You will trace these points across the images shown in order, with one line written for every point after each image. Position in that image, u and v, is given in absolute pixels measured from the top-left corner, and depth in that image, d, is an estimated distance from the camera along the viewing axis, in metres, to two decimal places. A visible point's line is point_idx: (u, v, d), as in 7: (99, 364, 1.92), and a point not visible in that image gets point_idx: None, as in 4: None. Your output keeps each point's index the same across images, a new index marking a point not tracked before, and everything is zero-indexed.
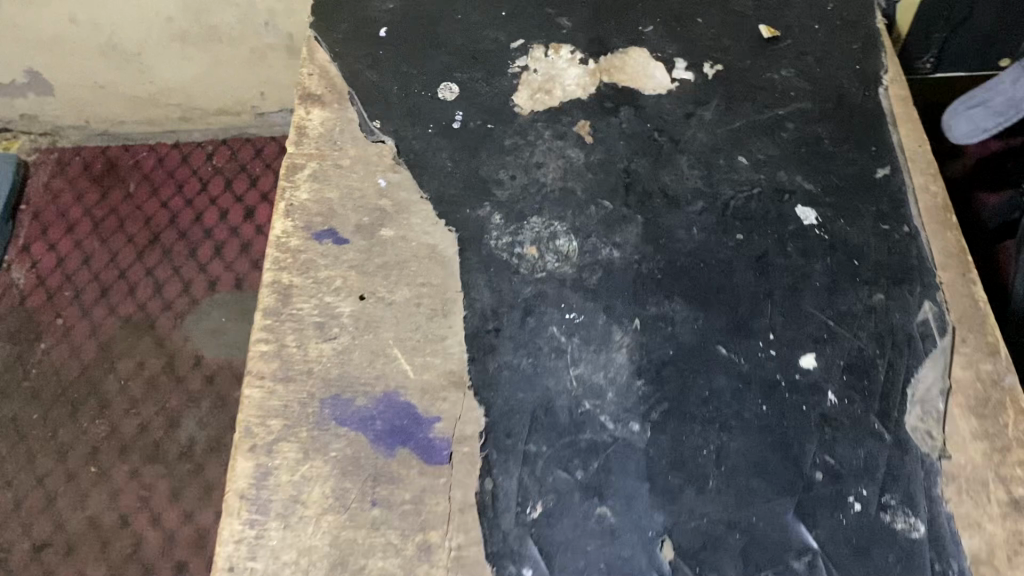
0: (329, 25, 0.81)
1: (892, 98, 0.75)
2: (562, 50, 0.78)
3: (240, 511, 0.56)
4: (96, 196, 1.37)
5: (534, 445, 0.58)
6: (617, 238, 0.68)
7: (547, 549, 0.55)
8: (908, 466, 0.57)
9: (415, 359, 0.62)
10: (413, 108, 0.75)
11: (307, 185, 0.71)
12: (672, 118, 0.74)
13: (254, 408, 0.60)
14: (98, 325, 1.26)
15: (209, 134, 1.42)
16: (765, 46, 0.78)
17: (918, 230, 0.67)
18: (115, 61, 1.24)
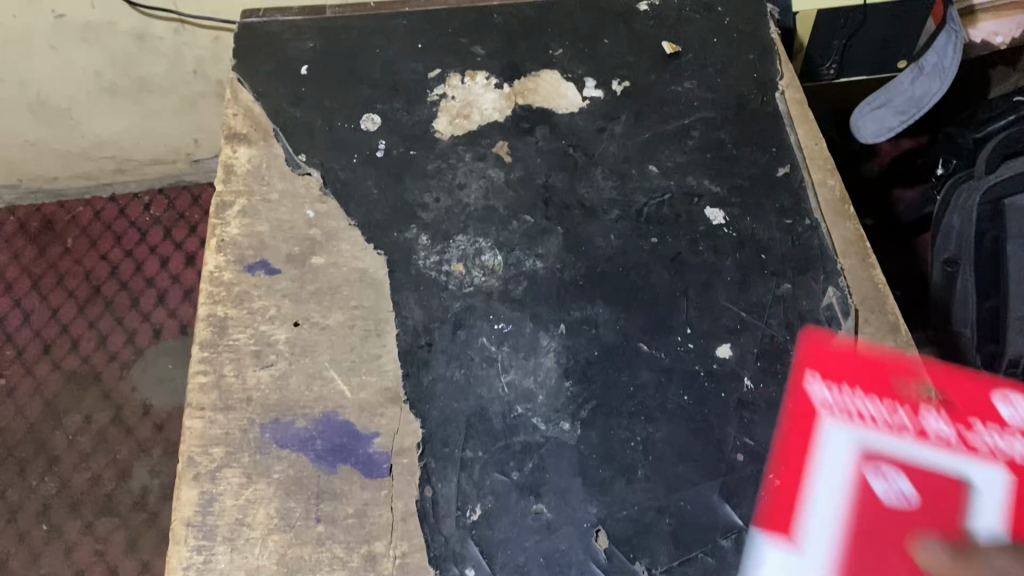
0: (249, 66, 0.81)
1: (788, 101, 0.80)
2: (478, 77, 0.81)
3: (187, 538, 0.59)
4: (32, 254, 1.34)
5: (471, 451, 0.62)
6: (540, 249, 0.71)
7: (489, 548, 0.59)
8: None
9: (352, 379, 0.65)
10: (337, 140, 0.77)
11: (237, 221, 0.73)
12: (585, 134, 0.78)
13: (196, 438, 0.62)
14: (43, 382, 1.24)
15: (145, 184, 1.39)
16: (668, 60, 0.82)
17: (818, 222, 0.71)
18: (44, 118, 1.19)
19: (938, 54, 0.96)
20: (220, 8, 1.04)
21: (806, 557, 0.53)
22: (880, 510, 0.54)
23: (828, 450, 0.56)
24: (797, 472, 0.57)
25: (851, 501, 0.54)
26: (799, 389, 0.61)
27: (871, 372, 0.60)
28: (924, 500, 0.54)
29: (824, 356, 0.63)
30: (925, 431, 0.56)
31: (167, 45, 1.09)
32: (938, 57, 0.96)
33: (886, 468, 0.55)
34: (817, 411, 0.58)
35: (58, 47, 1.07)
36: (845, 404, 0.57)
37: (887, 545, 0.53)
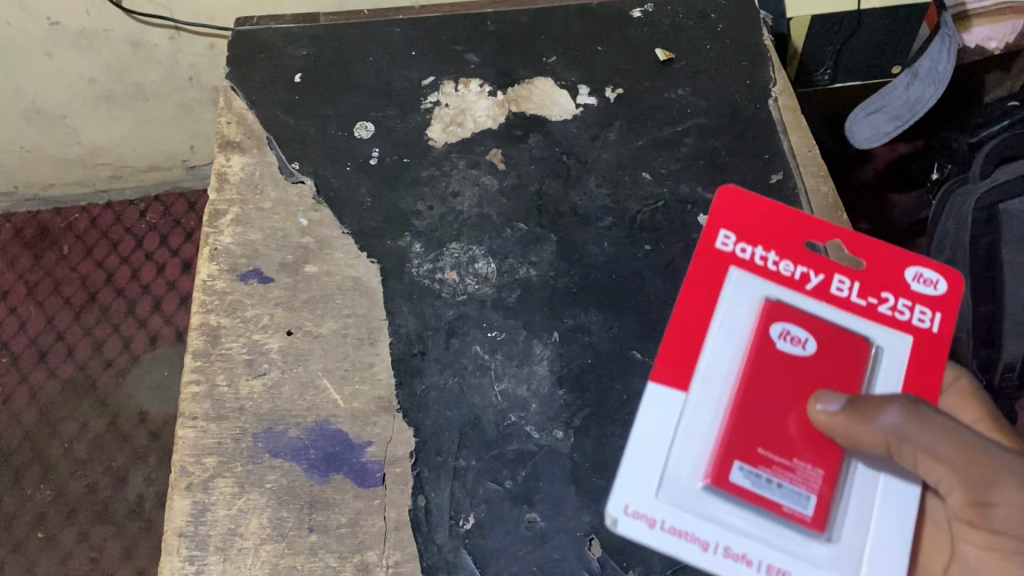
0: (243, 75, 0.81)
1: (782, 108, 0.80)
2: (471, 85, 0.81)
3: (179, 549, 0.59)
4: (28, 261, 1.34)
5: (464, 460, 0.62)
6: (533, 256, 0.71)
7: (482, 558, 0.59)
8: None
9: (344, 388, 0.65)
10: (330, 148, 0.77)
11: (230, 230, 0.73)
12: (579, 141, 0.78)
13: (189, 448, 0.62)
14: (39, 390, 1.24)
15: (141, 191, 1.38)
16: (661, 67, 0.82)
17: None
18: (39, 126, 1.19)
19: (933, 59, 0.97)
20: (214, 15, 1.04)
21: (698, 407, 0.52)
22: (783, 368, 0.52)
23: (736, 297, 0.54)
24: (696, 329, 0.54)
25: (748, 355, 0.52)
26: (710, 252, 0.56)
27: (777, 231, 0.56)
28: (821, 349, 0.52)
29: (744, 212, 0.56)
30: (828, 282, 0.54)
31: (162, 52, 1.09)
32: (932, 63, 0.97)
33: (789, 319, 0.53)
34: (723, 262, 0.55)
35: (53, 54, 1.07)
36: (753, 256, 0.55)
37: (783, 401, 0.51)
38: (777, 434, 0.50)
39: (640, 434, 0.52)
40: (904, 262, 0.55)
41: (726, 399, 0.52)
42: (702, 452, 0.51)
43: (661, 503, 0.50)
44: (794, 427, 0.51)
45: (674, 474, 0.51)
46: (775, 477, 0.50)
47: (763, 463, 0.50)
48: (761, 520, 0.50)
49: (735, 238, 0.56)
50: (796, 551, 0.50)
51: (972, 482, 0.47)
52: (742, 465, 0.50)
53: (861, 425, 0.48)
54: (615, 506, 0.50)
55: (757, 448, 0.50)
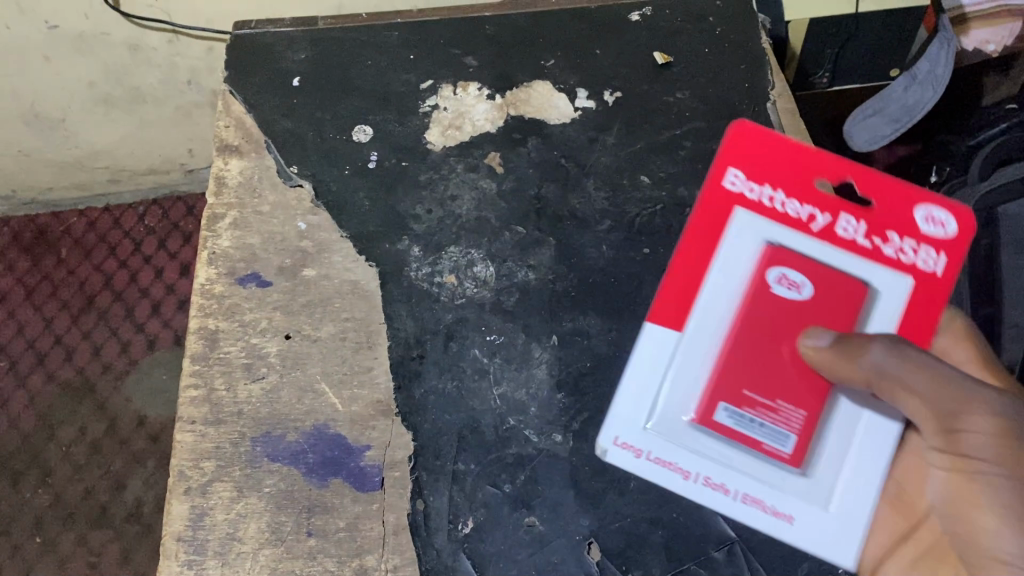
0: (241, 78, 0.81)
1: (780, 112, 0.80)
2: (470, 88, 0.81)
3: (178, 553, 0.59)
4: (27, 265, 1.34)
5: (462, 464, 0.62)
6: (532, 260, 0.71)
7: (480, 562, 0.60)
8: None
9: (343, 392, 0.64)
10: (329, 151, 0.77)
11: (228, 233, 0.73)
12: (577, 145, 0.78)
13: (187, 452, 0.62)
14: (37, 394, 1.24)
15: (139, 194, 1.38)
16: (660, 70, 0.82)
17: None
18: (38, 130, 1.19)
19: (931, 61, 0.96)
20: (214, 19, 1.04)
21: (693, 343, 0.56)
22: (776, 310, 0.55)
23: (738, 238, 0.57)
24: (700, 268, 0.57)
25: (744, 296, 0.56)
26: (717, 190, 0.58)
27: (788, 168, 0.58)
28: (817, 291, 0.55)
29: (755, 151, 0.58)
30: (831, 223, 0.56)
31: (160, 56, 1.09)
32: (930, 65, 0.96)
33: (786, 261, 0.55)
34: (729, 202, 0.58)
35: (51, 58, 1.07)
36: (758, 195, 0.57)
37: (773, 341, 0.55)
38: (762, 373, 0.54)
39: (634, 370, 0.56)
40: (915, 205, 0.56)
41: (718, 340, 0.55)
42: (690, 389, 0.55)
43: (649, 434, 0.55)
44: (781, 366, 0.54)
45: (667, 405, 0.56)
46: (755, 414, 0.54)
47: (747, 400, 0.54)
48: (741, 451, 0.55)
49: (744, 177, 0.58)
50: (772, 477, 0.54)
51: (945, 411, 0.50)
52: (726, 403, 0.54)
53: (846, 362, 0.51)
54: (606, 439, 0.56)
55: (742, 387, 0.54)
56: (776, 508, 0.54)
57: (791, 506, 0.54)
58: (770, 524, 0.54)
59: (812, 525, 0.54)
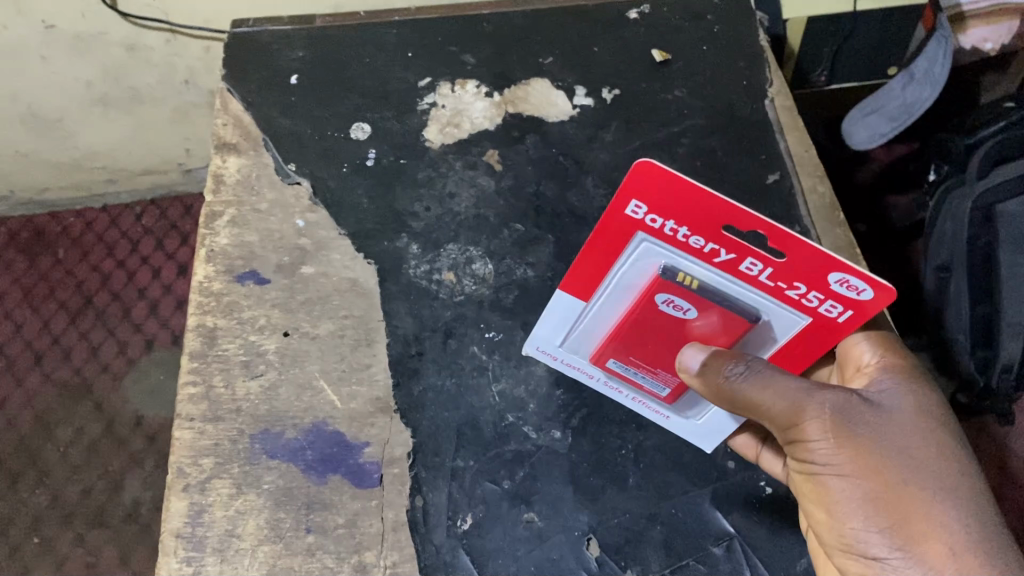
0: (239, 76, 0.81)
1: (778, 108, 0.80)
2: (468, 85, 0.81)
3: (176, 550, 0.58)
4: (24, 265, 1.33)
5: (461, 461, 0.62)
6: (531, 257, 0.71)
7: (479, 559, 0.59)
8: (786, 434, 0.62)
9: (342, 389, 0.64)
10: (327, 149, 0.77)
11: (227, 231, 0.72)
12: (576, 142, 0.78)
13: (186, 449, 0.62)
14: (34, 394, 1.23)
15: (136, 195, 1.38)
16: (658, 68, 0.83)
17: (808, 228, 0.72)
18: (35, 129, 1.18)
19: (928, 61, 0.95)
20: (211, 19, 1.04)
21: (593, 313, 0.59)
22: (664, 324, 0.56)
23: (638, 254, 0.54)
24: (604, 264, 0.55)
25: (633, 306, 0.56)
26: (617, 218, 0.52)
27: (699, 209, 0.49)
28: (702, 316, 0.54)
29: (663, 191, 0.49)
30: (731, 263, 0.51)
31: (158, 55, 1.09)
32: (928, 64, 0.95)
33: (672, 293, 0.53)
34: (631, 229, 0.52)
35: (48, 57, 1.06)
36: (660, 225, 0.51)
37: (658, 339, 0.57)
38: (645, 353, 0.58)
39: (543, 320, 0.61)
40: (828, 269, 0.49)
41: (612, 322, 0.58)
42: (588, 339, 0.61)
43: (560, 349, 0.63)
44: (663, 351, 0.58)
45: (574, 338, 0.61)
46: (639, 369, 0.60)
47: (632, 363, 0.60)
48: (629, 381, 0.62)
49: (647, 212, 0.50)
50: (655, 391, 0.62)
51: (785, 424, 0.53)
52: (613, 359, 0.60)
53: (705, 393, 0.55)
54: (530, 344, 0.64)
55: (628, 355, 0.59)
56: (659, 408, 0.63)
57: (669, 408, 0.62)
58: (651, 418, 0.64)
59: (684, 431, 0.63)
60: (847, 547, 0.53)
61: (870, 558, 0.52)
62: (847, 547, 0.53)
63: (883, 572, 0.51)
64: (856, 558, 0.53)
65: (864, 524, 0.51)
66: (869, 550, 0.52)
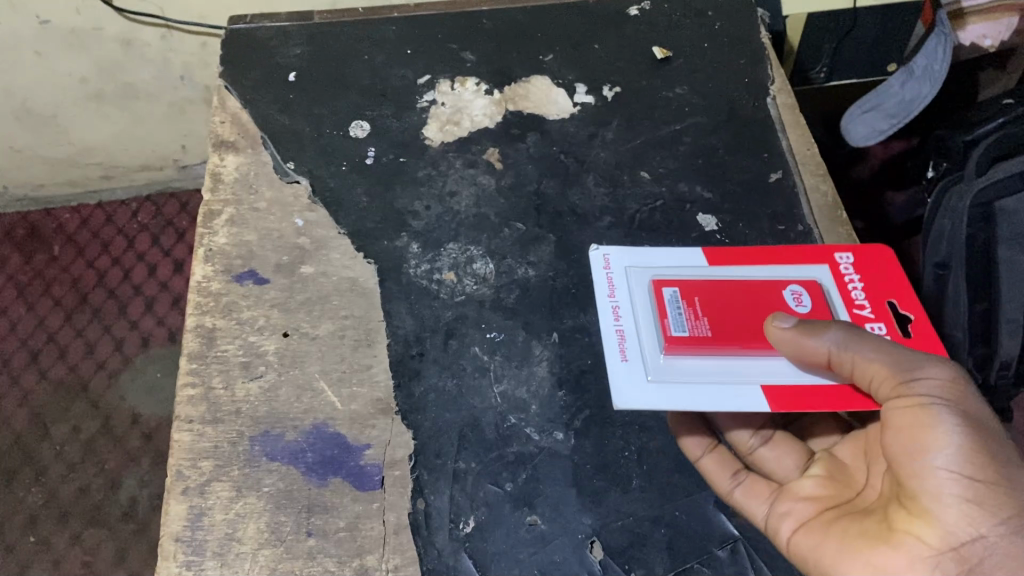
0: (237, 73, 0.81)
1: (780, 106, 0.80)
2: (468, 83, 0.80)
3: (175, 554, 0.58)
4: (19, 262, 1.32)
5: (463, 463, 0.61)
6: (532, 256, 0.71)
7: (482, 563, 0.58)
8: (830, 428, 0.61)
9: (342, 391, 0.64)
10: (326, 147, 0.76)
11: (226, 230, 0.72)
12: (577, 140, 0.77)
13: (185, 452, 0.61)
14: (30, 392, 1.22)
15: (132, 191, 1.37)
16: (658, 65, 0.82)
17: (812, 227, 0.71)
18: (30, 125, 1.17)
19: (927, 57, 0.96)
20: (206, 14, 1.03)
21: (710, 271, 0.61)
22: (766, 299, 0.58)
23: (807, 269, 0.62)
24: (770, 256, 0.63)
25: (761, 280, 0.60)
26: (828, 253, 0.63)
27: (880, 279, 0.61)
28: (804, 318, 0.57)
29: (877, 259, 0.62)
30: (858, 317, 0.59)
31: (154, 51, 1.08)
32: (927, 61, 0.96)
33: (809, 290, 0.59)
34: (826, 258, 0.63)
35: (43, 53, 1.05)
36: (847, 271, 0.62)
37: (744, 302, 0.57)
38: (718, 301, 0.57)
39: (655, 249, 0.63)
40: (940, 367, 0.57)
41: (717, 278, 0.60)
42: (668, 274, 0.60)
43: (624, 269, 0.62)
44: (729, 307, 0.57)
45: (655, 270, 0.61)
46: (684, 306, 0.57)
47: (690, 300, 0.57)
48: (648, 317, 0.58)
49: (851, 261, 0.62)
50: (647, 338, 0.57)
51: (904, 363, 0.49)
52: (678, 288, 0.58)
53: (808, 336, 0.52)
54: (605, 246, 0.63)
55: (699, 294, 0.58)
56: (624, 350, 0.56)
57: (635, 355, 0.56)
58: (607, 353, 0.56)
59: (623, 377, 0.55)
60: (930, 494, 0.47)
61: (960, 507, 0.46)
62: (929, 493, 0.47)
63: (953, 531, 0.46)
64: (936, 508, 0.46)
65: (972, 468, 0.46)
66: (968, 495, 0.46)
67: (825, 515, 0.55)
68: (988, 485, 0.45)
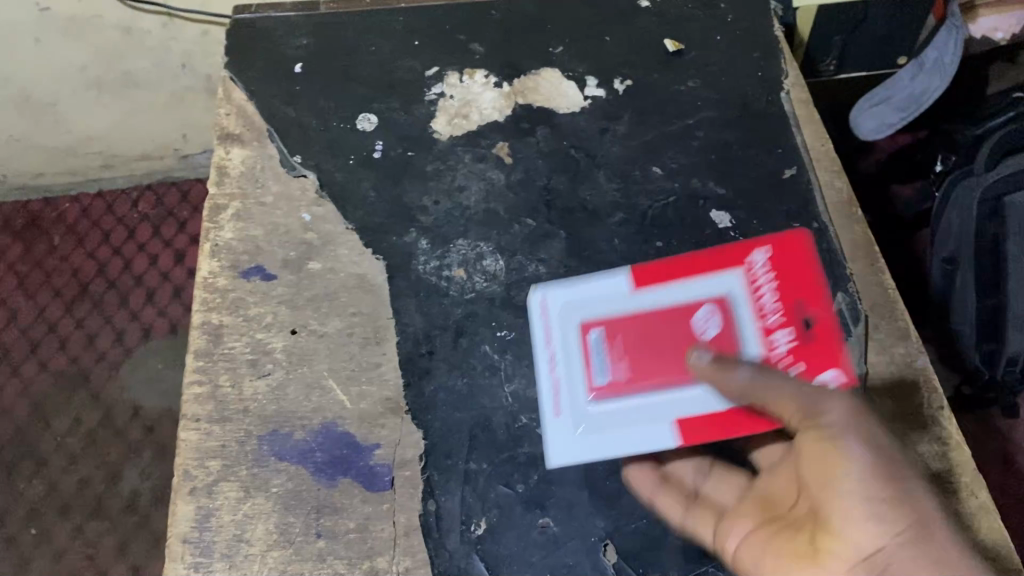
0: (242, 64, 0.80)
1: (793, 101, 0.79)
2: (477, 75, 0.79)
3: (184, 555, 0.57)
4: (19, 251, 1.31)
5: (475, 464, 0.61)
6: (542, 254, 0.70)
7: (494, 564, 0.58)
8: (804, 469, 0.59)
9: (350, 390, 0.63)
10: (333, 141, 0.75)
11: (232, 225, 0.71)
12: (588, 135, 0.76)
13: (192, 451, 0.61)
14: (30, 383, 1.21)
15: (133, 180, 1.36)
16: (671, 58, 0.81)
17: (827, 225, 0.70)
18: (29, 114, 1.16)
19: (938, 49, 0.93)
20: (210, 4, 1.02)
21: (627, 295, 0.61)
22: (683, 324, 0.59)
23: (718, 276, 0.60)
24: (686, 265, 0.61)
25: (675, 302, 0.60)
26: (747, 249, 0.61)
27: (795, 275, 0.60)
28: (712, 343, 0.58)
29: (788, 254, 0.60)
30: (768, 321, 0.58)
31: (154, 39, 1.07)
32: (938, 53, 0.93)
33: (723, 303, 0.60)
34: (742, 257, 0.61)
35: (42, 40, 1.04)
36: (761, 271, 0.60)
37: (658, 339, 0.59)
38: (639, 340, 0.60)
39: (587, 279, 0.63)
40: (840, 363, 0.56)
41: (636, 307, 0.61)
42: (595, 303, 0.62)
43: (555, 307, 0.63)
44: (644, 339, 0.60)
45: (582, 303, 0.62)
46: (606, 351, 0.60)
47: (611, 342, 0.60)
48: (577, 364, 0.61)
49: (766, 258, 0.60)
50: (574, 388, 0.60)
51: (808, 398, 0.53)
52: (603, 329, 0.61)
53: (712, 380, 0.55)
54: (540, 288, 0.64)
55: (619, 336, 0.60)
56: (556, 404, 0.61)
57: (563, 407, 0.60)
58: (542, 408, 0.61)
59: (556, 433, 0.60)
60: (841, 511, 0.51)
61: (868, 520, 0.50)
62: (838, 513, 0.51)
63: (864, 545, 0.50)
64: (844, 525, 0.51)
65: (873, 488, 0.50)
66: (873, 510, 0.50)
67: (761, 531, 0.56)
68: (887, 500, 0.50)
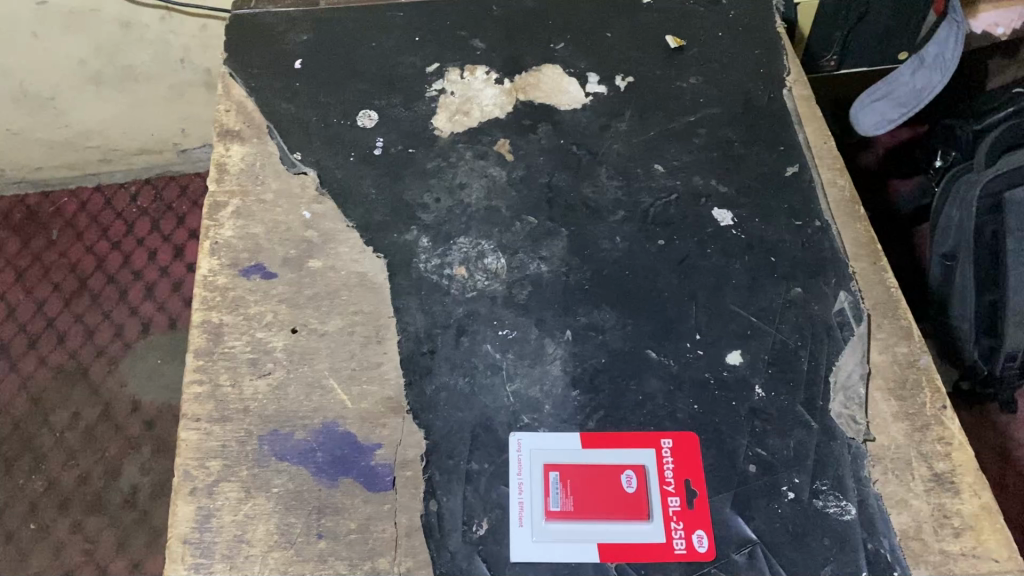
0: (241, 60, 0.79)
1: (796, 98, 0.78)
2: (477, 71, 0.79)
3: (184, 556, 0.56)
4: (17, 246, 1.31)
5: (476, 463, 0.60)
6: (544, 252, 0.69)
7: (495, 565, 0.56)
8: (779, 511, 0.58)
9: (352, 389, 0.63)
10: (333, 137, 0.74)
11: (231, 222, 0.70)
12: (589, 132, 0.76)
13: (192, 451, 0.60)
14: (29, 377, 1.20)
15: (131, 174, 1.36)
16: (672, 55, 0.81)
17: (829, 223, 0.70)
18: (26, 107, 1.15)
19: (940, 46, 0.93)
20: None
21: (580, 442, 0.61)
22: (610, 486, 0.58)
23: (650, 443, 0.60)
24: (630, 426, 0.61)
25: (620, 463, 0.59)
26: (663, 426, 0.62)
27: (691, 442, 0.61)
28: (640, 504, 0.58)
29: None
30: (668, 489, 0.58)
31: (153, 33, 1.06)
32: (939, 49, 0.93)
33: (640, 471, 0.59)
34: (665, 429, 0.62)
35: (40, 34, 1.04)
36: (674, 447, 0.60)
37: (607, 492, 0.58)
38: (590, 486, 0.59)
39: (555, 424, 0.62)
40: (711, 525, 0.57)
41: (587, 461, 0.60)
42: (552, 445, 0.60)
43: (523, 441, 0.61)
44: (590, 492, 0.58)
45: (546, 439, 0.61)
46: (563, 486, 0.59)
47: (570, 483, 0.59)
48: (537, 492, 0.58)
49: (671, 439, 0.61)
50: (531, 510, 0.58)
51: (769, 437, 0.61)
52: (562, 471, 0.59)
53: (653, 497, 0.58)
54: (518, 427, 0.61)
55: (576, 478, 0.59)
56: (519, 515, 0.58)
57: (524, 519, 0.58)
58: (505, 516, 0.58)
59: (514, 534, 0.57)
60: (823, 528, 0.57)
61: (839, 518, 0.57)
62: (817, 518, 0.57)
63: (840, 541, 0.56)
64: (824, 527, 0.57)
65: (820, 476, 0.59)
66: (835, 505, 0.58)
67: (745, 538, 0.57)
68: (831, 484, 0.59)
